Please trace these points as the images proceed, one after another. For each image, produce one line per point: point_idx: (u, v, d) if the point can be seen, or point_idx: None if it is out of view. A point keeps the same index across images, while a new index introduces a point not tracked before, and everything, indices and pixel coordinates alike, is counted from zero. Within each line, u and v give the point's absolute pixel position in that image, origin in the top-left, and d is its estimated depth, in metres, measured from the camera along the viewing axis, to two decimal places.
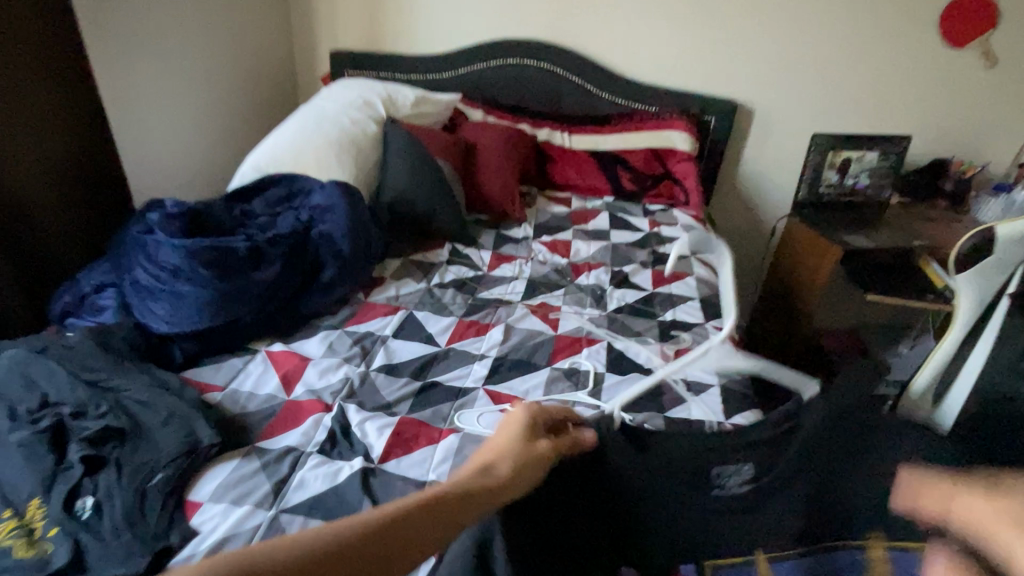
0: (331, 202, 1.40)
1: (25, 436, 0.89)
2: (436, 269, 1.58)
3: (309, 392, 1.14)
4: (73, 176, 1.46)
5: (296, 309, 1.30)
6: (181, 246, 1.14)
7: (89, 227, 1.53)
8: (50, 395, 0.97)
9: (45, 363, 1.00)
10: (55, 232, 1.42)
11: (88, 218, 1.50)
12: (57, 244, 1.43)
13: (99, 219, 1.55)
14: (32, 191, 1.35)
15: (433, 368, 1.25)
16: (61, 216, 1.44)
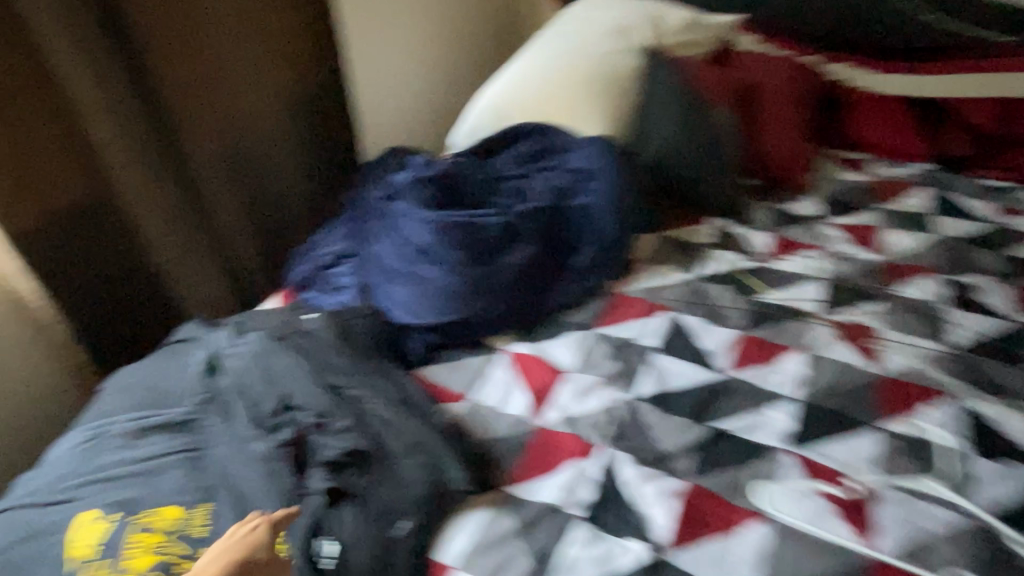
0: (591, 166, 1.13)
1: (265, 450, 0.76)
2: (703, 255, 1.25)
3: (566, 422, 0.90)
4: (299, 120, 1.30)
5: (544, 298, 1.07)
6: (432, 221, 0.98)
7: (315, 175, 1.36)
8: (289, 394, 0.84)
9: (285, 354, 0.86)
10: (281, 181, 1.27)
11: (308, 168, 1.34)
12: (285, 198, 1.28)
13: (323, 170, 1.38)
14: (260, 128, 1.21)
15: (716, 405, 0.95)
16: (287, 166, 1.28)
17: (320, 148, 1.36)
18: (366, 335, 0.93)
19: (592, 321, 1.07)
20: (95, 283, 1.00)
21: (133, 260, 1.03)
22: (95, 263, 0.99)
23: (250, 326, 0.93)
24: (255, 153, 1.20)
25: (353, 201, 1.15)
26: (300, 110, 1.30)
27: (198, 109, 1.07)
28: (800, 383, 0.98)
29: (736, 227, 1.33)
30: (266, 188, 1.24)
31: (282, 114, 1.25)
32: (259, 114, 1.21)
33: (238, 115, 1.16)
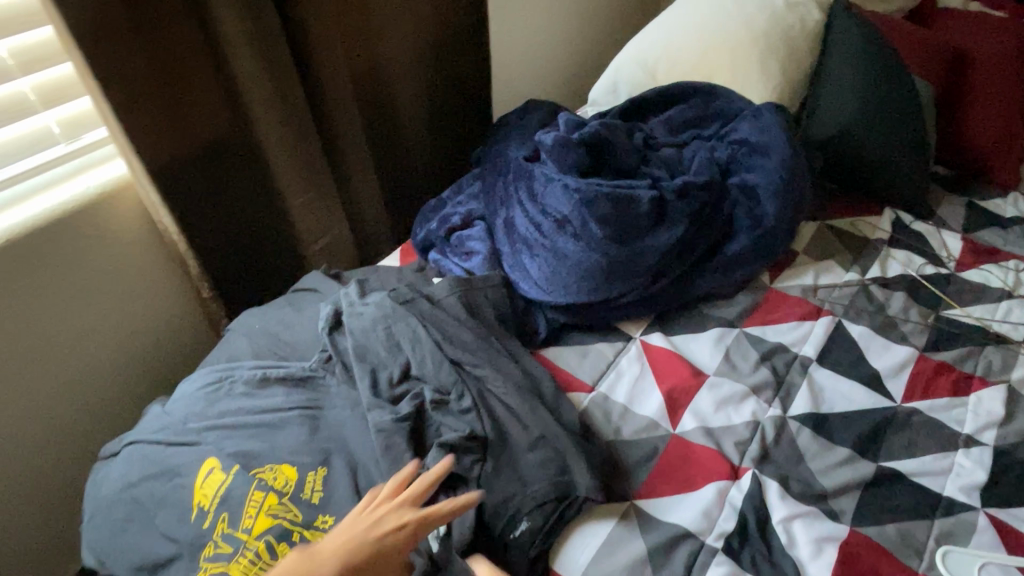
0: (763, 140, 0.95)
1: (383, 422, 0.71)
2: (875, 253, 1.07)
3: (705, 435, 0.79)
4: (435, 67, 1.20)
5: (688, 286, 0.95)
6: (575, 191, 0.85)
7: (444, 125, 1.28)
8: (411, 363, 0.78)
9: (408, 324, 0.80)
10: (410, 129, 1.20)
11: (438, 117, 1.26)
12: (412, 146, 1.22)
13: (453, 118, 1.29)
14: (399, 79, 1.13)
15: (887, 439, 0.80)
16: (418, 115, 1.21)
17: (453, 97, 1.27)
18: (492, 310, 0.86)
19: (738, 319, 0.95)
20: (232, 231, 0.99)
21: (265, 208, 1.01)
22: (234, 211, 0.98)
23: (375, 287, 0.89)
24: (388, 101, 1.13)
25: (488, 159, 1.09)
26: (438, 55, 1.20)
27: (340, 56, 1.00)
28: (996, 426, 0.81)
29: (916, 224, 1.13)
30: (395, 136, 1.18)
31: (418, 59, 1.16)
32: (397, 60, 1.11)
33: (376, 60, 1.08)
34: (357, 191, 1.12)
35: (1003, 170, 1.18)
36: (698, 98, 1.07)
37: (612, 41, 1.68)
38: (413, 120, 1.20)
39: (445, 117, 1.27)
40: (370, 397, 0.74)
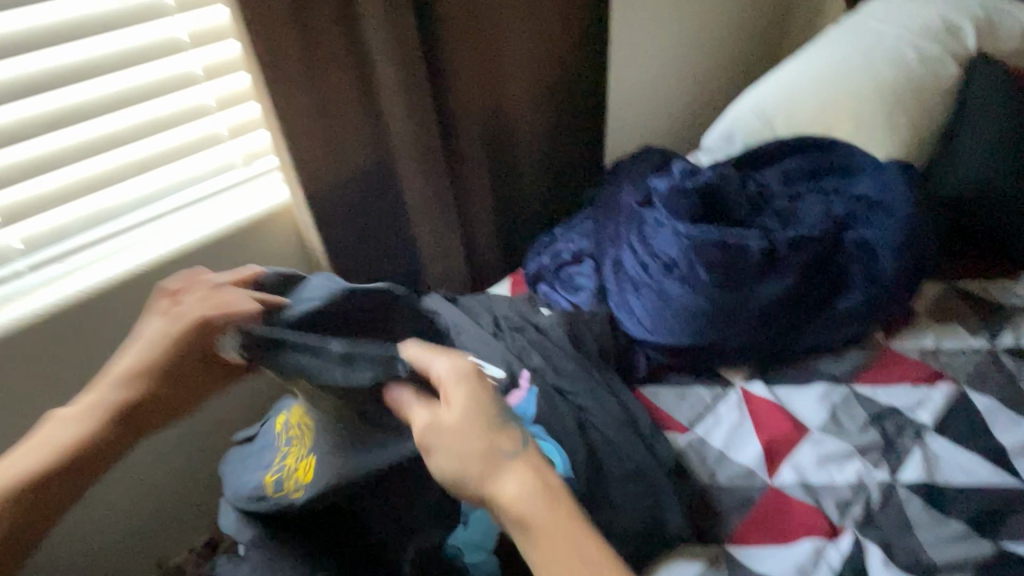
0: (881, 198, 0.98)
1: None
2: (1010, 319, 0.99)
3: (804, 489, 0.78)
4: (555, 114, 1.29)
5: (795, 338, 0.94)
6: (685, 235, 0.92)
7: (559, 166, 1.35)
8: None
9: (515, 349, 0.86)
10: (528, 171, 1.29)
11: (554, 160, 1.33)
12: (529, 187, 1.31)
13: (568, 161, 1.36)
14: (517, 122, 1.22)
15: (1012, 519, 0.75)
16: (536, 157, 1.29)
17: (569, 142, 1.34)
18: (595, 344, 0.91)
19: (848, 375, 0.92)
20: (368, 255, 1.11)
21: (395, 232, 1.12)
22: (366, 231, 1.08)
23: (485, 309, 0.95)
24: (511, 145, 1.23)
25: (601, 200, 1.14)
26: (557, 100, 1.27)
27: (476, 102, 1.11)
28: None
29: None
30: (514, 177, 1.27)
31: (542, 107, 1.25)
32: (522, 109, 1.21)
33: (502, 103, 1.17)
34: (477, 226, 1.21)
35: None
36: (817, 153, 1.11)
37: (729, 85, 1.69)
38: (531, 162, 1.29)
39: (560, 160, 1.35)
40: None
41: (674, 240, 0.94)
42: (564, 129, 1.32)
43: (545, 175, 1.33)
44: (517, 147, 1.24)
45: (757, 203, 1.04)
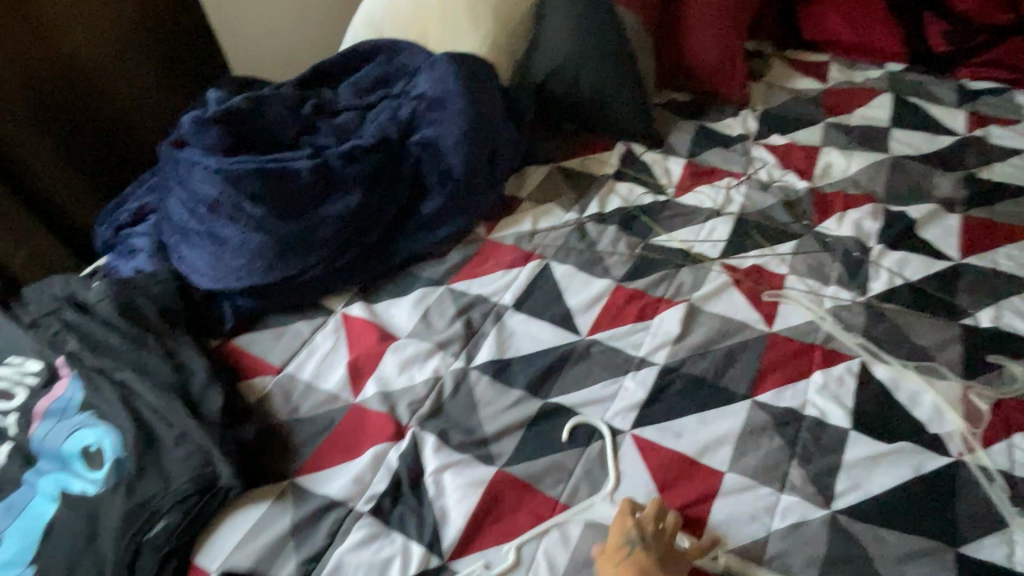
0: (440, 91, 0.93)
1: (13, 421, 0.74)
2: (597, 188, 1.09)
3: (381, 397, 0.80)
4: (149, 44, 1.15)
5: (390, 252, 0.94)
6: (216, 170, 0.80)
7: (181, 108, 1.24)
8: (30, 364, 0.76)
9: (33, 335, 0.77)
10: (136, 119, 1.15)
11: (180, 98, 1.22)
12: (145, 127, 1.16)
13: (181, 87, 1.23)
14: (102, 80, 1.08)
15: (563, 374, 0.82)
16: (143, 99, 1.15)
17: (173, 58, 1.20)
18: (152, 305, 0.80)
19: (447, 276, 0.94)
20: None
21: None
22: None
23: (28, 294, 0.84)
24: (95, 104, 1.07)
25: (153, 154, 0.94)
26: (150, 56, 1.15)
27: (128, 77, 1.12)
28: (671, 344, 0.85)
29: (645, 153, 1.15)
30: (121, 131, 1.12)
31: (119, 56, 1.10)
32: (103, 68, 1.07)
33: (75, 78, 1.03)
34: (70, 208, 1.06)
35: (732, 87, 1.22)
36: (381, 56, 0.99)
37: None
38: (135, 108, 1.14)
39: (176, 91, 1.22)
40: None
41: (208, 177, 0.81)
42: (176, 77, 1.22)
43: (169, 114, 1.21)
44: (105, 100, 1.09)
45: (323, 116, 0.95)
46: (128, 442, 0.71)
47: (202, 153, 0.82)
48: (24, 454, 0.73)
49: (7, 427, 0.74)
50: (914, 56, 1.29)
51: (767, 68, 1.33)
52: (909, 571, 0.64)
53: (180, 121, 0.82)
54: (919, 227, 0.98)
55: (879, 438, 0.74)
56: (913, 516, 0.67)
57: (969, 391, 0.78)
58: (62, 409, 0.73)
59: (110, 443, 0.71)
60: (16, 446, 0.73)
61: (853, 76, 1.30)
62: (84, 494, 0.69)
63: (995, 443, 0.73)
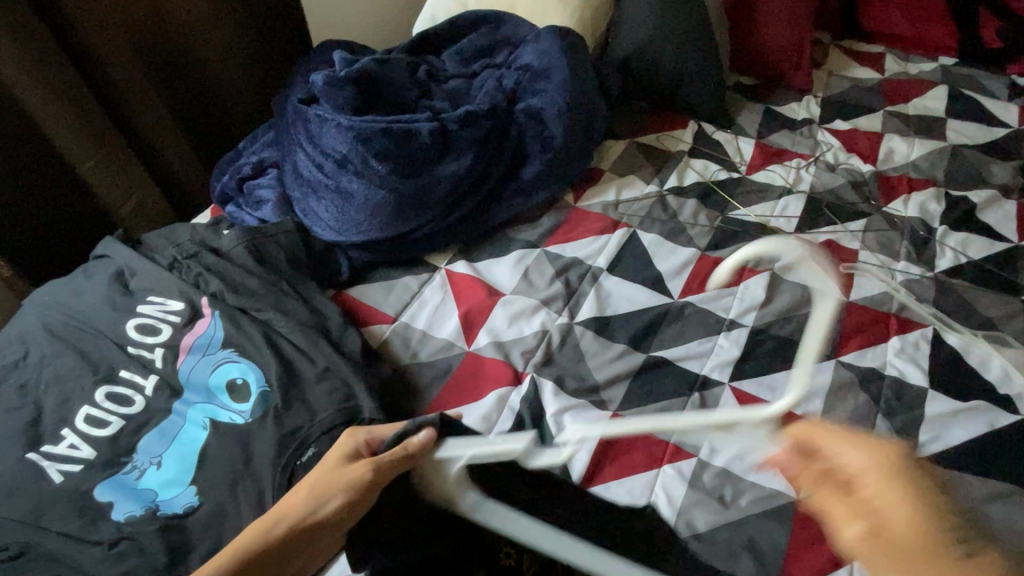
0: (544, 65, 1.01)
1: (160, 354, 0.78)
2: (674, 164, 1.14)
3: (495, 345, 0.85)
4: (253, 11, 1.18)
5: (489, 214, 0.99)
6: (348, 129, 0.90)
7: (274, 78, 1.28)
8: (174, 304, 0.82)
9: (176, 279, 0.84)
10: (234, 82, 1.19)
11: (275, 62, 1.27)
12: (237, 89, 1.20)
13: (278, 58, 1.27)
14: (206, 40, 1.11)
15: (660, 331, 0.89)
16: (243, 63, 1.20)
17: (273, 27, 1.24)
18: (282, 253, 0.88)
19: (542, 239, 0.99)
20: (31, 213, 0.96)
21: (69, 191, 1.00)
22: (52, 207, 0.99)
23: (156, 241, 0.91)
24: (195, 64, 1.11)
25: (276, 113, 1.03)
26: (252, 21, 1.19)
27: (231, 40, 1.16)
28: (758, 308, 0.91)
29: (716, 133, 1.21)
30: (215, 90, 1.17)
31: (223, 21, 1.13)
32: (206, 32, 1.10)
33: (182, 38, 1.07)
34: (169, 166, 1.10)
35: (796, 75, 1.28)
36: (485, 28, 1.11)
37: None
38: (235, 71, 1.18)
39: (272, 59, 1.26)
40: (135, 349, 0.79)
41: (339, 134, 0.91)
42: (271, 43, 1.25)
43: (264, 79, 1.25)
44: (209, 61, 1.13)
45: (430, 86, 1.03)
46: (273, 375, 0.76)
47: (333, 111, 0.93)
48: (170, 386, 0.77)
49: (153, 360, 0.78)
50: (966, 49, 1.35)
51: (825, 57, 1.39)
52: (993, 510, 0.70)
53: (316, 83, 0.91)
54: (979, 211, 1.05)
55: (955, 398, 0.81)
56: (994, 463, 0.74)
57: None
58: (206, 344, 0.79)
59: (255, 377, 0.76)
60: (163, 378, 0.77)
61: (907, 68, 1.36)
62: (232, 423, 0.73)
63: None
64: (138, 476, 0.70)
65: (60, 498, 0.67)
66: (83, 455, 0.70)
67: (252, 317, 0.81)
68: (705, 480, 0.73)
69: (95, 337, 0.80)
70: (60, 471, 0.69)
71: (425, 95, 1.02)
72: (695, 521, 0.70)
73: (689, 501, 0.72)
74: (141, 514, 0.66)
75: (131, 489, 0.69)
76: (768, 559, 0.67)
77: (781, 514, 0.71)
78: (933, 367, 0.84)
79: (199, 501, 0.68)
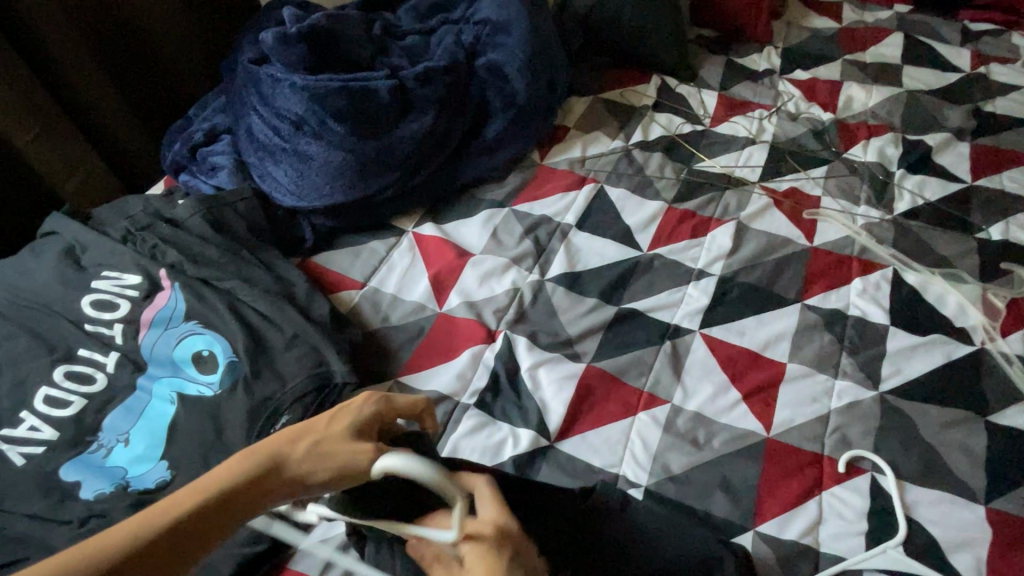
0: (502, 18, 0.99)
1: (120, 330, 0.76)
2: (638, 118, 1.14)
3: (466, 304, 0.85)
4: None
5: (455, 175, 0.97)
6: (303, 89, 0.87)
7: (224, 44, 1.22)
8: (132, 278, 0.79)
9: (131, 252, 0.81)
10: (180, 51, 1.14)
11: (225, 29, 1.21)
12: (185, 57, 1.15)
13: (228, 24, 1.22)
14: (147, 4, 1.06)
15: (630, 284, 0.89)
16: (189, 28, 1.14)
17: None
18: (241, 222, 0.86)
19: (509, 198, 0.98)
20: None
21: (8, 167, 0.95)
22: None
23: (108, 215, 0.87)
24: (137, 30, 1.06)
25: (227, 76, 0.99)
26: None
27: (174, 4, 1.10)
28: (725, 257, 0.92)
29: (679, 86, 1.20)
30: (160, 58, 1.11)
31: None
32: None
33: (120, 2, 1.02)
34: (114, 139, 1.05)
35: (756, 24, 1.28)
36: None
37: None
38: (181, 38, 1.13)
39: (221, 25, 1.21)
40: (92, 327, 0.76)
41: (293, 95, 0.88)
42: (221, 8, 1.20)
43: (212, 46, 1.20)
44: (152, 26, 1.07)
45: (387, 44, 1.00)
46: (240, 345, 0.74)
47: (285, 71, 0.89)
48: (133, 362, 0.74)
49: (112, 337, 0.76)
50: None
51: (785, 7, 1.39)
52: (950, 437, 0.74)
53: (266, 41, 0.88)
54: (934, 154, 1.08)
55: (915, 333, 0.84)
56: (951, 393, 0.77)
57: (988, 292, 0.87)
58: (168, 318, 0.76)
59: (222, 348, 0.74)
60: (124, 355, 0.75)
61: (864, 16, 1.37)
62: (200, 395, 0.71)
63: (1010, 333, 0.83)
64: (105, 455, 0.68)
65: (23, 481, 0.65)
66: (45, 436, 0.68)
67: (213, 287, 0.79)
68: (679, 425, 0.75)
69: (48, 317, 0.77)
70: (20, 454, 0.67)
71: (383, 54, 0.99)
72: (671, 464, 0.72)
73: (663, 446, 0.73)
74: (110, 491, 0.64)
75: (99, 467, 0.67)
76: (741, 495, 0.70)
77: (751, 452, 0.73)
78: (895, 305, 0.87)
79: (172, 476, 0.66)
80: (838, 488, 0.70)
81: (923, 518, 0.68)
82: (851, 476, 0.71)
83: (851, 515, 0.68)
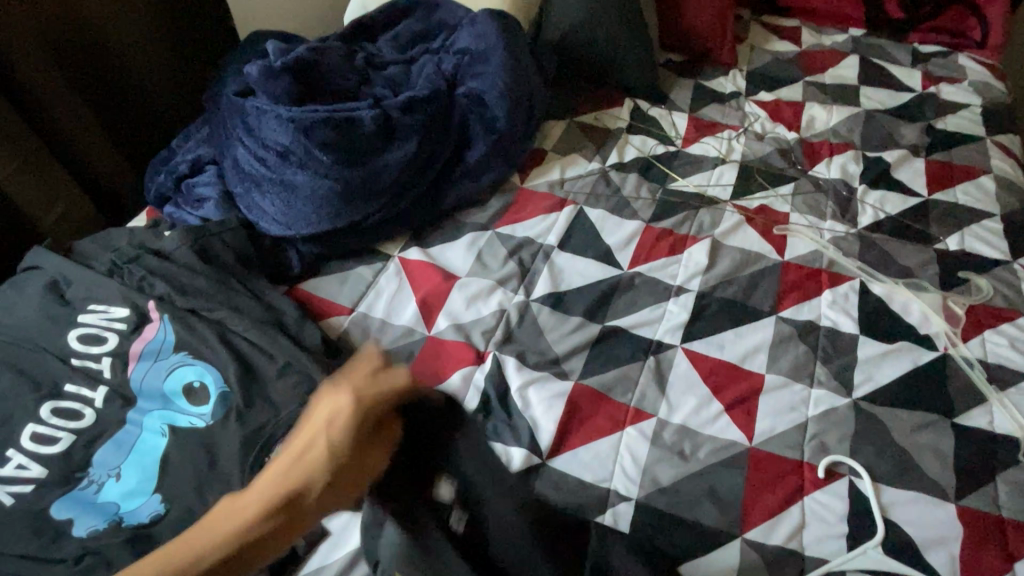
0: (481, 47, 1.02)
1: (108, 364, 0.76)
2: (613, 141, 1.18)
3: (454, 326, 0.86)
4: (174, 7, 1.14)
5: (438, 200, 0.99)
6: (289, 119, 0.89)
7: (202, 75, 1.24)
8: (119, 311, 0.79)
9: (117, 285, 0.81)
10: (159, 83, 1.14)
11: (202, 61, 1.23)
12: (163, 88, 1.16)
13: (206, 56, 1.23)
14: (125, 38, 1.06)
15: (613, 302, 0.92)
16: (167, 60, 1.15)
17: (196, 23, 1.20)
18: (229, 251, 0.86)
19: (492, 221, 1.01)
20: None
21: None
22: None
23: (92, 248, 0.87)
24: (116, 63, 1.06)
25: (211, 107, 1.00)
26: (174, 19, 1.15)
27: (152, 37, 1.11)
28: (702, 273, 0.96)
29: (651, 109, 1.25)
30: (139, 90, 1.12)
31: (135, 14, 1.07)
32: (119, 26, 1.05)
33: (99, 35, 1.02)
34: (94, 170, 1.04)
35: (721, 49, 1.34)
36: (420, 13, 1.12)
37: None
38: (159, 71, 1.14)
39: (199, 56, 1.22)
40: (80, 362, 0.76)
41: (279, 125, 0.89)
42: (199, 41, 1.21)
43: (190, 78, 1.21)
44: (130, 59, 1.08)
45: (369, 74, 1.03)
46: (231, 375, 0.74)
47: (271, 102, 0.91)
48: (122, 396, 0.74)
49: (100, 370, 0.75)
50: (872, 21, 1.45)
51: (748, 32, 1.46)
52: (919, 439, 0.77)
53: (252, 74, 0.90)
54: (893, 169, 1.14)
55: (883, 341, 0.88)
56: (919, 397, 0.81)
57: (949, 300, 0.92)
58: (157, 350, 0.76)
59: (213, 378, 0.75)
60: (114, 388, 0.75)
61: (822, 40, 1.44)
62: (193, 426, 0.71)
63: (970, 338, 0.88)
64: (97, 490, 0.68)
65: (12, 520, 0.64)
66: (34, 474, 0.67)
67: (202, 318, 0.79)
68: (666, 437, 0.77)
69: (33, 352, 0.76)
70: (9, 493, 0.66)
71: (365, 83, 1.01)
72: (659, 477, 0.74)
73: (651, 459, 0.76)
74: (104, 527, 0.64)
75: (90, 503, 0.66)
76: (727, 503, 0.72)
77: (736, 461, 0.75)
78: (863, 315, 0.91)
79: (166, 509, 0.66)
80: (819, 492, 0.73)
81: (898, 518, 0.71)
82: (831, 480, 0.74)
83: (832, 519, 0.71)
